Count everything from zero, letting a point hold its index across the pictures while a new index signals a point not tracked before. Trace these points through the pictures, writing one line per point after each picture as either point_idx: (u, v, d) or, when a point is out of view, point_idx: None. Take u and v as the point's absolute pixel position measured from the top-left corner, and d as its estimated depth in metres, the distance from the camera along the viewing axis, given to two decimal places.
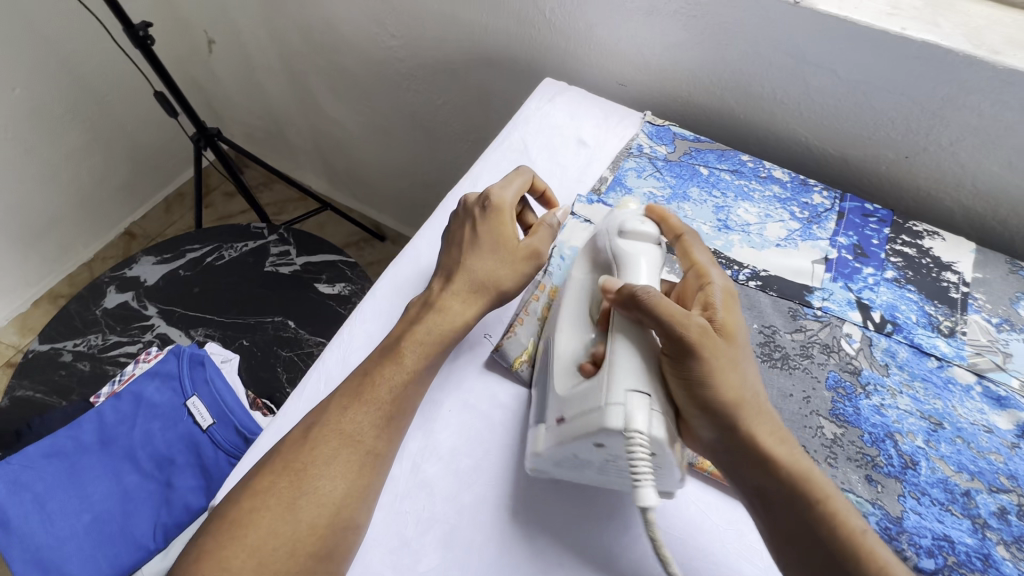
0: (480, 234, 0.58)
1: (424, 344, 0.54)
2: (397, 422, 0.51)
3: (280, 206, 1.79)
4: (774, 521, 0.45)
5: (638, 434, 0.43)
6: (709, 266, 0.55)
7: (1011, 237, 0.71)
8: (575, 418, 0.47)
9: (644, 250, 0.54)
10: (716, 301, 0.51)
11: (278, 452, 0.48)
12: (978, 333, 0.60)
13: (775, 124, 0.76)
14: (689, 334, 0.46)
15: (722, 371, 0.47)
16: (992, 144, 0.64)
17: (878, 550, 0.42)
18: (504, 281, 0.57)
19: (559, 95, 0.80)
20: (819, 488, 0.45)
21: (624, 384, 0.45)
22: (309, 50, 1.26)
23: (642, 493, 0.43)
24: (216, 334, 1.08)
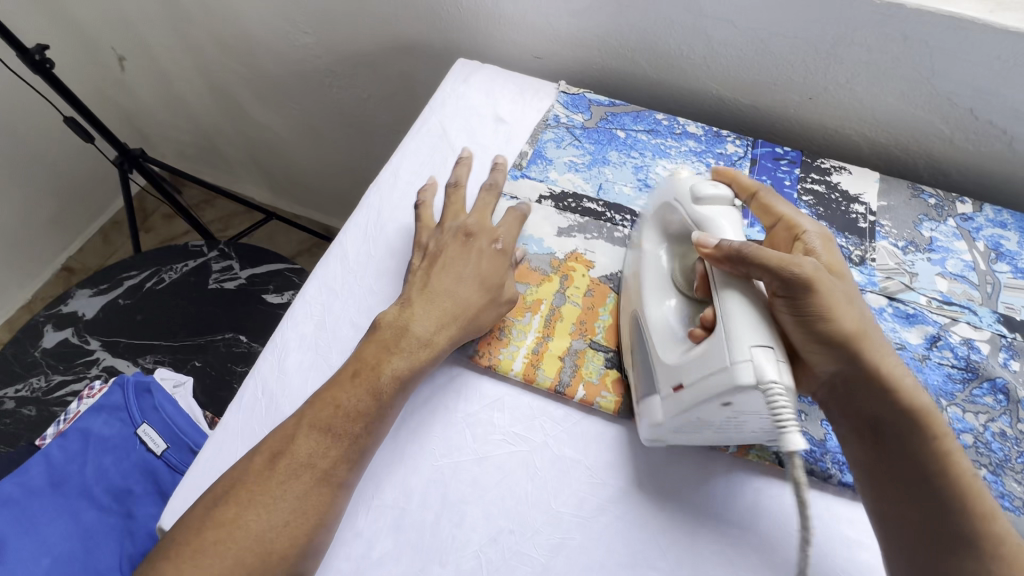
0: (482, 271, 0.58)
1: (402, 378, 0.53)
2: (368, 453, 0.51)
3: (224, 221, 1.74)
4: (884, 454, 0.47)
5: (774, 384, 0.42)
6: (796, 217, 0.54)
7: (913, 164, 0.75)
8: (695, 383, 0.46)
9: (719, 208, 0.52)
10: (817, 247, 0.51)
11: (240, 481, 0.48)
12: (886, 258, 0.63)
13: (685, 80, 0.77)
14: (803, 270, 0.47)
15: (836, 312, 0.47)
16: (882, 77, 0.67)
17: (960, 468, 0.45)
18: (486, 320, 0.57)
19: (474, 74, 0.79)
20: (938, 426, 0.46)
21: (747, 340, 0.43)
22: (223, 57, 1.21)
23: (789, 437, 0.41)
24: (166, 359, 1.05)
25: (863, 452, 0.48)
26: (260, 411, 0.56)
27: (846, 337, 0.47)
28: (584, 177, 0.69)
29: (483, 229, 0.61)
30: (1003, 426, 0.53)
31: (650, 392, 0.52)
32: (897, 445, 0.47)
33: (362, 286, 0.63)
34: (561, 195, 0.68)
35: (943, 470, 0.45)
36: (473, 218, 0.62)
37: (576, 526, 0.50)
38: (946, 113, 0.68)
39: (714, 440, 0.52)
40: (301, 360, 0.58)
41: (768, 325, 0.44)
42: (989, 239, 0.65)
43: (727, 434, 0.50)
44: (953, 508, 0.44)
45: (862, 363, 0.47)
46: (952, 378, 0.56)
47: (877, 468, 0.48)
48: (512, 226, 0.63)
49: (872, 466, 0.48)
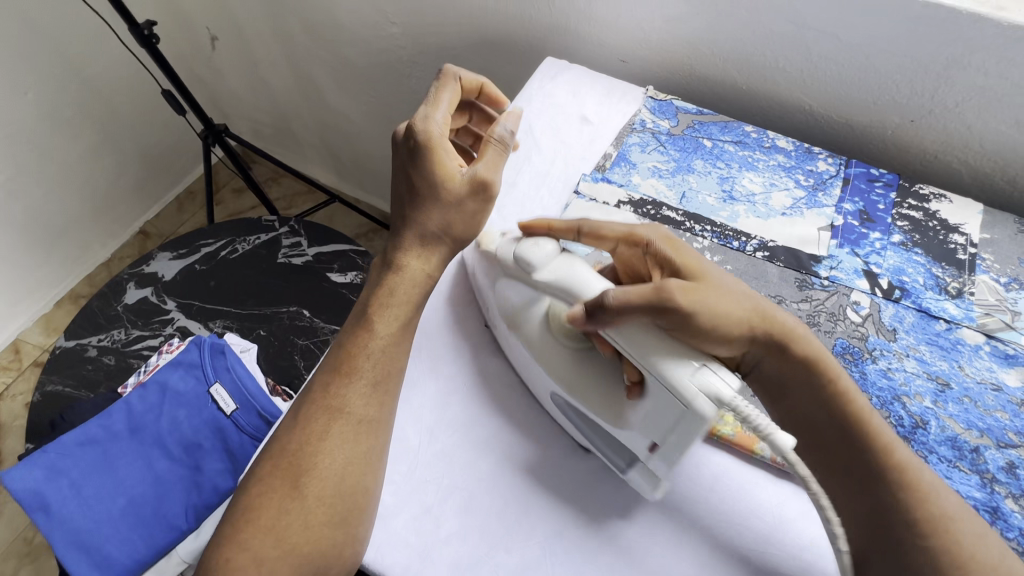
0: (416, 178, 0.55)
1: (392, 308, 0.54)
2: (384, 389, 0.52)
3: (290, 200, 1.81)
4: (794, 407, 0.50)
5: (733, 399, 0.41)
6: (630, 229, 0.54)
7: (1020, 199, 0.71)
8: (669, 442, 0.45)
9: (558, 266, 0.51)
10: (668, 252, 0.51)
11: (275, 437, 0.51)
12: (986, 293, 0.60)
13: (778, 93, 0.76)
14: (672, 299, 0.45)
15: (721, 309, 0.47)
16: (997, 104, 0.64)
17: (883, 429, 0.47)
18: (456, 225, 0.55)
19: (562, 73, 0.80)
20: (832, 372, 0.48)
21: (686, 381, 0.43)
22: (310, 43, 1.27)
23: (778, 439, 0.42)
24: (234, 325, 1.11)
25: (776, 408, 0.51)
26: None
27: (739, 327, 0.47)
28: (668, 184, 0.69)
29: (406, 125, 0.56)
30: None
31: (629, 463, 0.51)
32: (801, 402, 0.50)
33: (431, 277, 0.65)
34: (642, 200, 0.67)
35: (850, 420, 0.47)
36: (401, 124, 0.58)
37: (644, 530, 0.50)
38: None
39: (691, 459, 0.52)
40: None
41: (682, 351, 0.44)
42: None
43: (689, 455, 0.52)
44: (862, 450, 0.47)
45: (759, 340, 0.48)
46: None
47: (791, 423, 0.51)
48: (448, 111, 0.57)
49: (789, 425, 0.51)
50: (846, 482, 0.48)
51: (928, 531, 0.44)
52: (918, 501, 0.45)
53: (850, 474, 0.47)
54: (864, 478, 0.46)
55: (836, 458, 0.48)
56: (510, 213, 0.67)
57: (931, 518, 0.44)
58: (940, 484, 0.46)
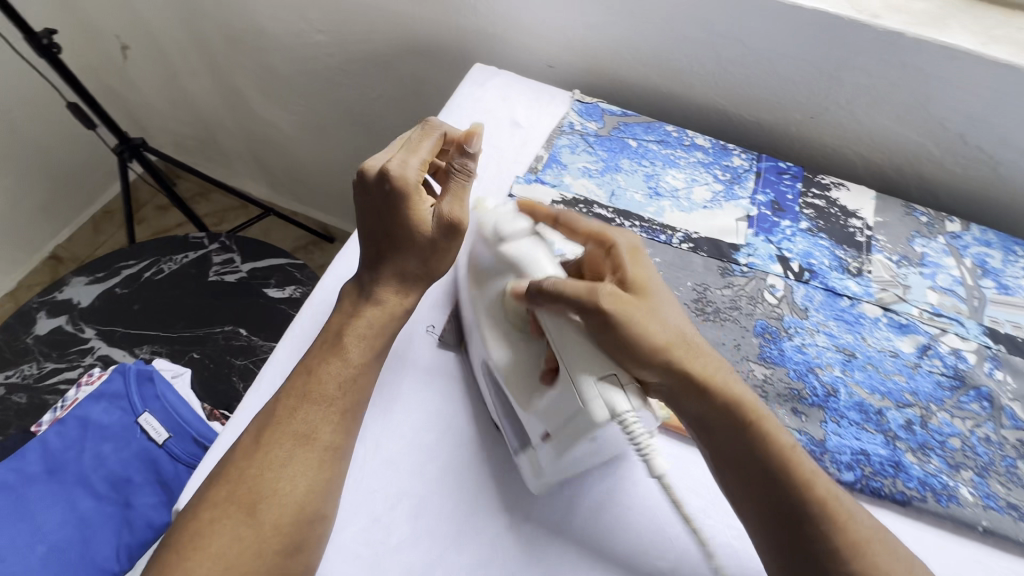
0: (394, 223, 0.56)
1: (367, 337, 0.54)
2: (350, 415, 0.52)
3: (220, 216, 1.73)
4: (723, 453, 0.49)
5: (627, 413, 0.46)
6: (604, 230, 0.56)
7: (906, 186, 0.79)
8: (559, 430, 0.48)
9: (524, 244, 0.56)
10: (623, 259, 0.53)
11: (231, 461, 0.49)
12: (882, 270, 0.67)
13: (694, 95, 0.81)
14: (600, 302, 0.49)
15: (645, 325, 0.49)
16: (881, 100, 0.71)
17: (805, 462, 0.48)
18: (433, 266, 0.58)
19: (491, 79, 0.81)
20: (749, 410, 0.49)
21: (590, 378, 0.47)
22: (232, 51, 1.22)
23: (653, 465, 0.47)
24: (164, 350, 1.04)
25: (706, 450, 0.51)
26: None
27: (659, 350, 0.49)
28: (598, 183, 0.71)
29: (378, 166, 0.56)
30: (988, 431, 0.56)
31: (522, 446, 0.53)
32: (723, 438, 0.49)
33: None
34: (574, 200, 0.70)
35: (772, 453, 0.47)
36: (370, 162, 0.58)
37: (591, 516, 0.52)
38: (938, 136, 0.72)
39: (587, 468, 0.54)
40: None
41: (599, 356, 0.48)
42: (976, 257, 0.69)
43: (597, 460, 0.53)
44: (782, 487, 0.46)
45: (680, 371, 0.49)
46: (941, 385, 0.59)
47: (720, 470, 0.50)
48: (418, 153, 0.58)
49: (716, 463, 0.50)
50: (771, 523, 0.46)
51: (848, 558, 0.44)
52: (832, 532, 0.45)
53: (771, 513, 0.47)
54: (786, 516, 0.46)
55: (764, 496, 0.47)
56: None
57: (846, 543, 0.45)
58: (856, 509, 0.47)
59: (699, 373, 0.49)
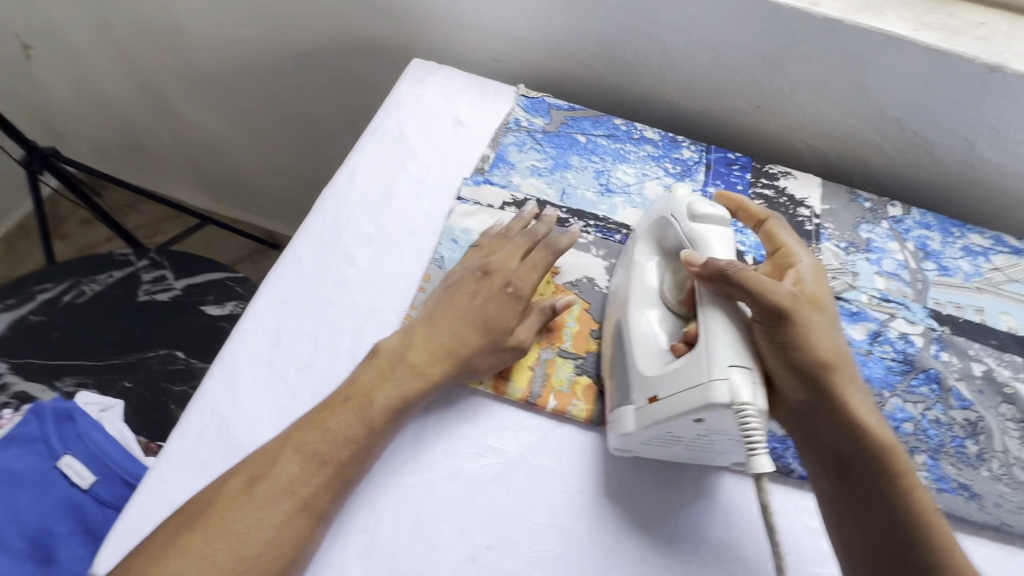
0: (487, 313, 0.54)
1: (396, 405, 0.49)
2: (352, 484, 0.47)
3: (153, 227, 1.61)
4: (850, 492, 0.47)
5: (747, 406, 0.42)
6: (796, 247, 0.54)
7: (849, 172, 0.80)
8: (670, 396, 0.45)
9: (714, 227, 0.52)
10: (807, 277, 0.51)
11: (212, 505, 0.43)
12: (830, 258, 0.67)
13: (641, 87, 0.79)
14: (780, 299, 0.46)
15: (814, 340, 0.47)
16: (822, 88, 0.72)
17: (941, 529, 0.44)
18: (479, 364, 0.53)
19: (431, 75, 0.77)
20: (902, 463, 0.46)
21: (725, 358, 0.43)
22: (150, 49, 1.12)
23: (756, 459, 0.44)
24: (89, 381, 0.94)
25: (831, 487, 0.48)
26: (209, 438, 0.49)
27: (819, 366, 0.47)
28: (548, 181, 0.69)
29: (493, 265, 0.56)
30: (937, 413, 0.57)
31: (621, 403, 0.51)
32: (857, 480, 0.46)
33: (320, 299, 0.57)
34: (525, 200, 0.66)
35: (914, 509, 0.45)
36: (499, 254, 0.58)
37: (554, 536, 0.48)
38: (877, 122, 0.73)
39: (680, 458, 0.51)
40: (255, 379, 0.52)
41: (750, 351, 0.45)
42: (918, 240, 0.70)
43: (698, 453, 0.50)
44: (914, 536, 0.44)
45: (830, 396, 0.47)
46: (892, 370, 0.59)
47: (842, 509, 0.47)
48: (534, 268, 0.57)
49: (834, 497, 0.47)
50: (884, 573, 0.44)
51: None
52: None
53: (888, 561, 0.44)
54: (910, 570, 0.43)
55: (883, 550, 0.44)
56: (390, 226, 0.63)
57: None
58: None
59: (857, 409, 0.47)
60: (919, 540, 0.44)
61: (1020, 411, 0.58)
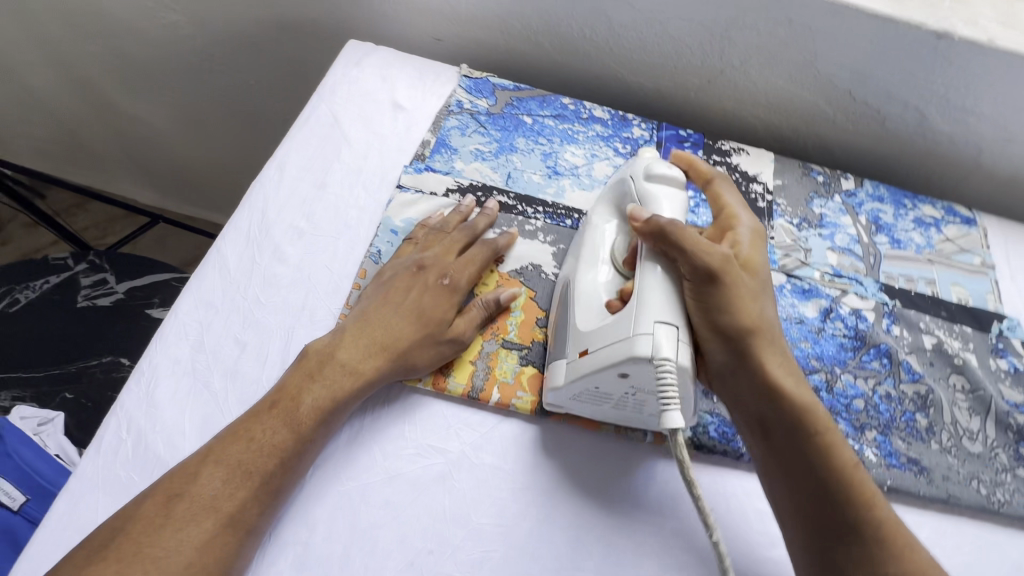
0: (423, 305, 0.52)
1: (327, 408, 0.46)
2: (282, 494, 0.44)
3: (103, 228, 1.52)
4: (775, 452, 0.46)
5: (667, 361, 0.42)
6: (738, 209, 0.53)
7: (804, 146, 0.79)
8: (599, 349, 0.45)
9: (667, 189, 0.51)
10: (743, 240, 0.50)
11: (125, 531, 0.39)
12: (783, 235, 0.66)
13: (590, 64, 0.76)
14: (712, 258, 0.46)
15: (734, 300, 0.46)
16: (772, 60, 0.69)
17: (863, 489, 0.43)
18: (417, 360, 0.50)
19: (368, 57, 0.73)
20: (823, 423, 0.45)
21: (653, 313, 0.44)
22: (75, 38, 1.04)
23: (669, 417, 0.42)
24: (26, 395, 0.85)
25: (758, 449, 0.47)
26: (125, 454, 0.46)
27: (739, 324, 0.46)
28: (492, 165, 0.65)
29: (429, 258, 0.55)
30: (888, 388, 0.57)
31: (553, 359, 0.51)
32: (781, 442, 0.46)
33: (247, 299, 0.54)
34: (469, 186, 0.63)
35: (836, 471, 0.44)
36: (433, 249, 0.56)
37: (498, 537, 0.46)
38: (829, 94, 0.71)
39: (608, 418, 0.51)
40: (176, 388, 0.49)
41: (676, 305, 0.45)
42: (870, 213, 0.69)
43: (630, 414, 0.49)
44: (836, 496, 0.43)
45: (752, 357, 0.46)
46: (844, 346, 0.59)
47: (771, 469, 0.46)
48: (471, 263, 0.55)
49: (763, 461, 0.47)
50: (810, 532, 0.43)
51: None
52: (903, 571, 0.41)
53: (812, 520, 0.43)
54: (833, 528, 0.42)
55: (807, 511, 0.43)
56: (323, 219, 0.59)
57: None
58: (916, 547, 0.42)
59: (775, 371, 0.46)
60: (845, 501, 0.43)
61: (969, 381, 0.58)
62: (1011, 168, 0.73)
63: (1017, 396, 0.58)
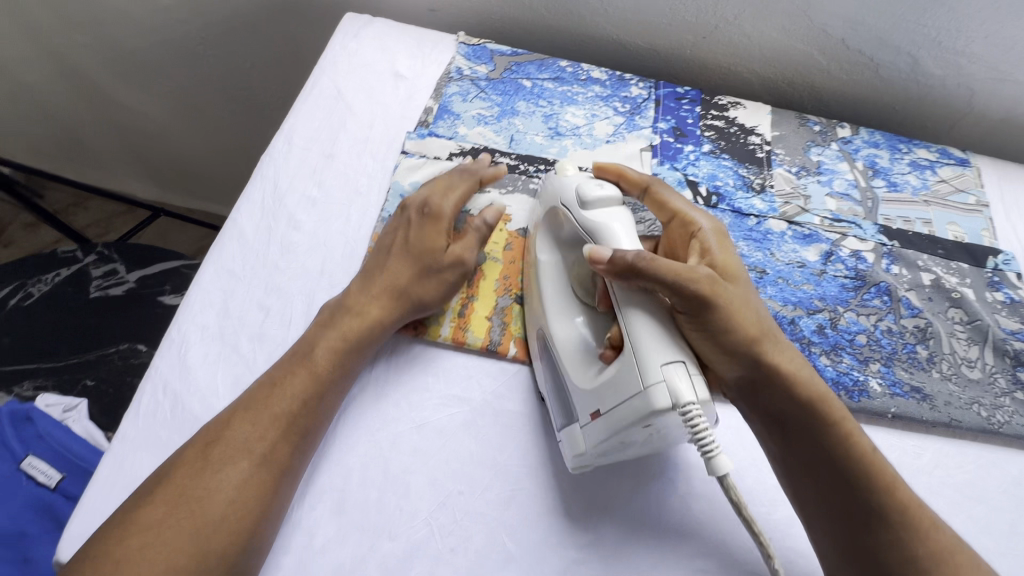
0: (413, 243, 0.54)
1: (341, 349, 0.48)
2: (311, 434, 0.46)
3: (104, 225, 1.52)
4: (796, 453, 0.46)
5: (691, 404, 0.39)
6: (690, 210, 0.53)
7: (799, 98, 0.80)
8: (613, 410, 0.42)
9: (608, 212, 0.49)
10: (711, 244, 0.51)
11: (169, 475, 0.41)
12: (783, 184, 0.67)
13: (584, 26, 0.77)
14: (699, 282, 0.44)
15: (735, 310, 0.46)
16: (766, 12, 0.70)
17: (890, 476, 0.44)
18: (422, 290, 0.52)
19: (365, 30, 0.73)
20: (834, 410, 0.46)
21: (657, 359, 0.41)
22: (67, 30, 1.04)
23: (716, 462, 0.39)
24: (48, 382, 0.85)
25: (781, 455, 0.47)
26: (163, 415, 0.48)
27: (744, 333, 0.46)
28: (495, 129, 0.66)
29: (412, 200, 0.56)
30: (889, 323, 0.59)
31: (565, 421, 0.48)
32: (800, 443, 0.46)
33: (267, 267, 0.55)
34: (473, 149, 0.64)
35: (858, 465, 0.44)
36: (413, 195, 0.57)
37: (524, 475, 0.48)
38: (822, 44, 0.72)
39: (633, 457, 0.49)
40: (206, 353, 0.51)
41: (677, 342, 0.42)
42: (867, 158, 0.71)
43: (653, 447, 0.47)
44: (863, 488, 0.43)
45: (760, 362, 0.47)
46: (846, 286, 0.61)
47: (798, 475, 0.46)
48: (453, 195, 0.56)
49: (791, 468, 0.46)
50: (853, 536, 0.43)
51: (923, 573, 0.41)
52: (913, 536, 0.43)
53: (848, 520, 0.43)
54: (864, 522, 0.43)
55: (842, 514, 0.44)
56: (333, 187, 0.61)
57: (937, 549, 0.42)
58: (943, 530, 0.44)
59: (785, 370, 0.47)
60: (869, 495, 0.43)
61: (967, 313, 0.60)
62: (1001, 110, 0.75)
63: (1013, 323, 0.60)
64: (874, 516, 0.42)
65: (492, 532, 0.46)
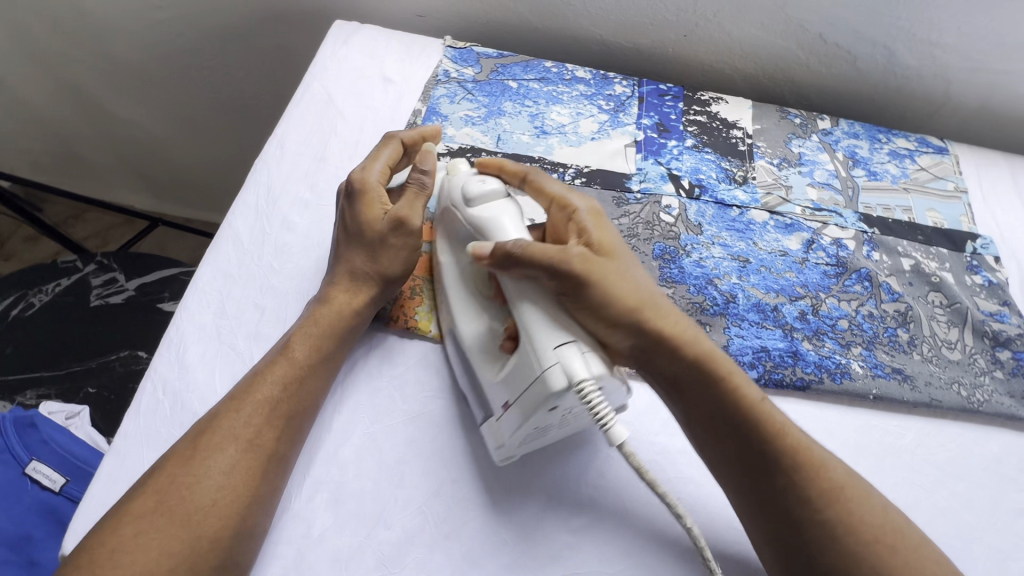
0: (351, 220, 0.54)
1: (314, 335, 0.50)
2: (298, 420, 0.47)
3: (104, 237, 1.55)
4: (691, 407, 0.47)
5: (587, 380, 0.41)
6: (567, 193, 0.52)
7: (780, 92, 0.82)
8: (519, 398, 0.44)
9: (493, 206, 0.51)
10: (587, 224, 0.50)
11: (163, 467, 0.43)
12: (765, 175, 0.69)
13: (568, 27, 0.79)
14: (569, 264, 0.45)
15: (613, 284, 0.46)
16: (744, 10, 0.72)
17: (793, 431, 0.45)
18: (381, 262, 0.53)
19: (354, 36, 0.75)
20: (724, 367, 0.46)
21: (549, 344, 0.42)
22: (63, 45, 1.06)
23: (614, 433, 0.42)
24: (52, 391, 0.87)
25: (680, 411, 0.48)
26: (164, 412, 0.49)
27: (626, 305, 0.46)
28: (482, 129, 0.68)
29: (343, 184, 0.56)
30: (870, 308, 0.60)
31: (485, 415, 0.49)
32: (695, 399, 0.46)
33: (260, 267, 0.57)
34: (460, 149, 0.66)
35: (747, 417, 0.45)
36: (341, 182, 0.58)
37: (515, 463, 0.50)
38: (800, 38, 0.74)
39: (555, 439, 0.51)
40: (204, 350, 0.52)
41: (562, 325, 0.44)
42: (847, 149, 0.72)
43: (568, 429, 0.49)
44: (759, 441, 0.44)
45: (647, 331, 0.46)
46: (827, 273, 0.62)
47: (697, 431, 0.47)
48: (378, 161, 0.56)
49: (691, 421, 0.47)
50: (758, 485, 0.44)
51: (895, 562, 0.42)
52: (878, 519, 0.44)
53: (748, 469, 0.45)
54: (764, 470, 0.44)
55: (743, 467, 0.45)
56: (325, 190, 0.62)
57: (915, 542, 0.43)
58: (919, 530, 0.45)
59: (671, 334, 0.46)
60: (768, 444, 0.44)
61: (946, 296, 0.62)
62: (978, 99, 0.76)
63: (991, 306, 0.62)
64: (773, 465, 0.43)
65: (485, 518, 0.47)
